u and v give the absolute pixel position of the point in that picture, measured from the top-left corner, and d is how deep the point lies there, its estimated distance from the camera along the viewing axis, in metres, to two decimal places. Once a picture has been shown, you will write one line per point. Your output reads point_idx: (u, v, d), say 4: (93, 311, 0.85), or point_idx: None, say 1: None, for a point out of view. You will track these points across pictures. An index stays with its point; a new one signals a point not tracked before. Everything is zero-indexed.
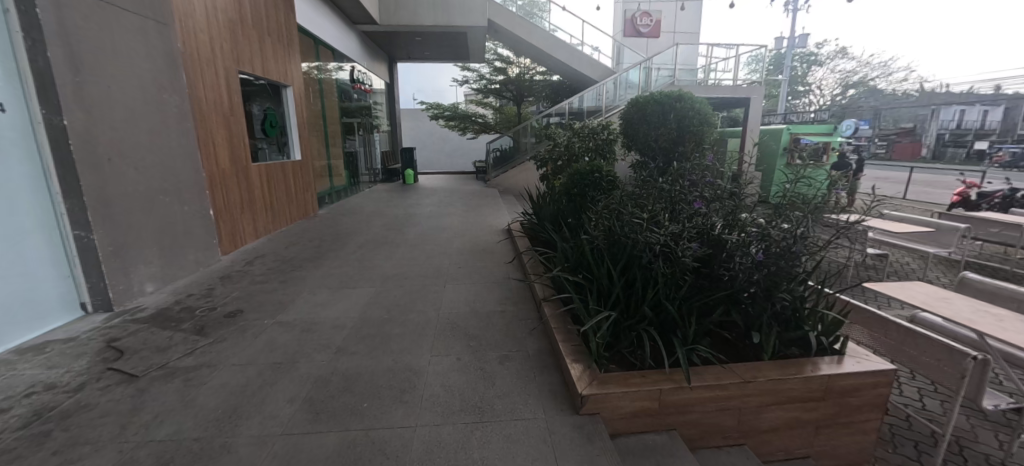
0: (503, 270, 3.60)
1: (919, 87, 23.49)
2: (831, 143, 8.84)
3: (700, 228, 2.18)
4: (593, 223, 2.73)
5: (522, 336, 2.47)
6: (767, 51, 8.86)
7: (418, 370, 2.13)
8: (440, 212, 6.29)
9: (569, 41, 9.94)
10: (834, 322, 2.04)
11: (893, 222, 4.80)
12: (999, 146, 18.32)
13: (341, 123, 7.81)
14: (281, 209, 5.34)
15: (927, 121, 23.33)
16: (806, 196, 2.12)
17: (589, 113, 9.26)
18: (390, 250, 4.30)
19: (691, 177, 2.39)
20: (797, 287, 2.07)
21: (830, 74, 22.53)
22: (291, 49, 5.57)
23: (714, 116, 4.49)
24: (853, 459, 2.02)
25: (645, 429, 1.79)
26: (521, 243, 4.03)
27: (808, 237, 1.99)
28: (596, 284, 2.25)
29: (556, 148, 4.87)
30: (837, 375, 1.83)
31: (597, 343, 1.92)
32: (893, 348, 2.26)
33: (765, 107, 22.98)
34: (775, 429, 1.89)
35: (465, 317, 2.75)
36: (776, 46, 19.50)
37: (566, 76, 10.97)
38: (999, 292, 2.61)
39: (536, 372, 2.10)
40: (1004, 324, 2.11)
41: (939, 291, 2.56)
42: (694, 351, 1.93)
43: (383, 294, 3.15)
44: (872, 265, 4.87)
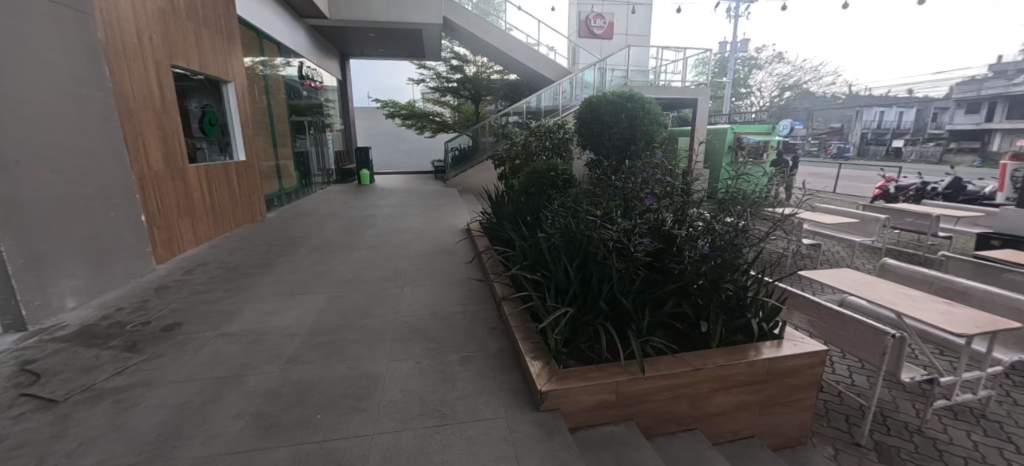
0: (463, 270, 3.57)
1: (846, 90, 25.70)
2: (770, 141, 9.48)
3: (651, 224, 2.25)
4: (550, 221, 2.75)
5: (482, 336, 2.46)
6: (712, 54, 9.36)
7: (377, 376, 2.06)
8: (399, 213, 6.14)
9: (526, 41, 10.03)
10: (774, 309, 2.17)
11: (824, 214, 5.21)
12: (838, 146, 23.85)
13: (290, 122, 7.44)
14: (224, 213, 5.00)
15: (852, 121, 25.60)
16: (747, 191, 2.25)
17: (547, 112, 9.36)
18: (346, 253, 4.15)
19: (642, 174, 2.47)
20: (740, 277, 2.19)
21: (769, 77, 24.14)
22: (231, 43, 5.23)
23: (663, 115, 4.66)
24: (794, 435, 2.17)
25: (604, 421, 1.84)
26: (480, 242, 4.01)
27: (748, 230, 2.12)
28: (553, 281, 2.26)
29: (514, 147, 4.90)
30: (777, 359, 1.95)
31: (556, 339, 1.94)
32: (825, 330, 2.44)
33: (712, 107, 24.26)
34: (723, 413, 1.99)
35: (425, 319, 2.70)
36: (720, 50, 20.64)
37: (523, 76, 11.05)
38: (912, 276, 2.90)
39: (496, 372, 2.10)
40: (917, 304, 2.35)
41: (861, 276, 2.81)
42: (648, 342, 1.99)
43: (338, 299, 3.04)
44: (808, 254, 5.26)
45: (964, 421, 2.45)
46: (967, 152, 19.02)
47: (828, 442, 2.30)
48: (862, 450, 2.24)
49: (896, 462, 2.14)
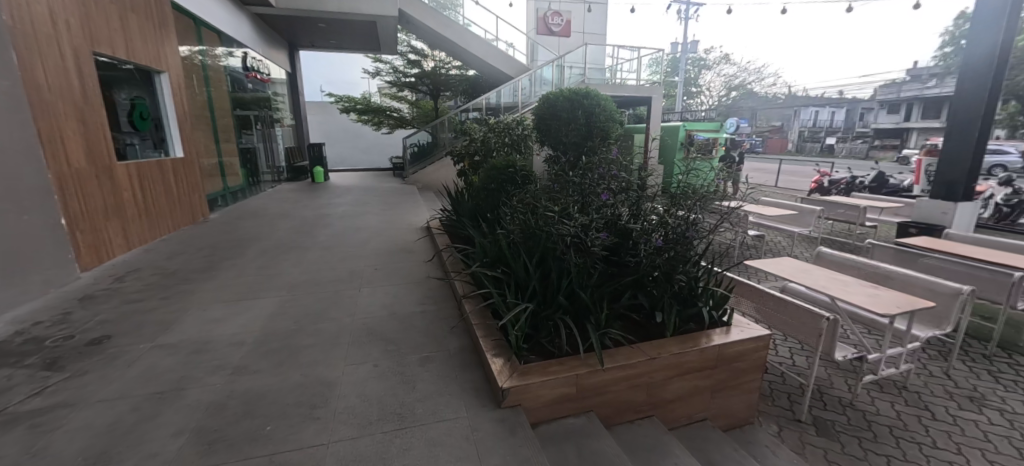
0: (423, 269, 3.50)
1: (785, 91, 27.59)
2: (718, 138, 9.98)
3: (608, 219, 2.30)
4: (510, 217, 2.74)
5: (443, 336, 2.42)
6: (664, 54, 9.72)
7: (332, 381, 1.97)
8: (355, 211, 5.93)
9: (484, 36, 9.95)
10: (723, 297, 2.27)
11: (767, 207, 5.56)
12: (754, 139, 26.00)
13: (234, 116, 6.97)
14: (160, 214, 4.61)
15: (791, 120, 27.52)
16: (697, 186, 2.36)
17: (507, 109, 9.33)
18: (299, 254, 3.96)
19: (599, 170, 2.51)
20: (691, 268, 2.28)
21: (717, 77, 25.46)
22: (163, 30, 4.82)
23: (618, 112, 4.77)
24: (742, 415, 2.29)
25: (565, 414, 1.86)
26: (440, 239, 3.95)
27: (698, 223, 2.21)
28: (513, 277, 2.26)
29: (473, 143, 4.85)
30: (726, 344, 2.06)
31: (516, 336, 1.94)
32: (768, 316, 2.61)
33: (665, 106, 25.24)
34: (678, 399, 2.07)
35: (383, 321, 2.61)
36: (672, 51, 21.51)
37: (482, 71, 10.97)
38: (842, 262, 3.15)
39: (458, 371, 2.07)
40: (848, 288, 2.55)
41: (800, 264, 3.01)
42: (606, 335, 2.03)
43: (291, 303, 2.88)
44: (753, 245, 5.60)
45: (888, 393, 2.69)
46: (889, 149, 21.55)
47: (772, 420, 2.46)
48: (803, 425, 2.41)
49: (831, 434, 2.32)
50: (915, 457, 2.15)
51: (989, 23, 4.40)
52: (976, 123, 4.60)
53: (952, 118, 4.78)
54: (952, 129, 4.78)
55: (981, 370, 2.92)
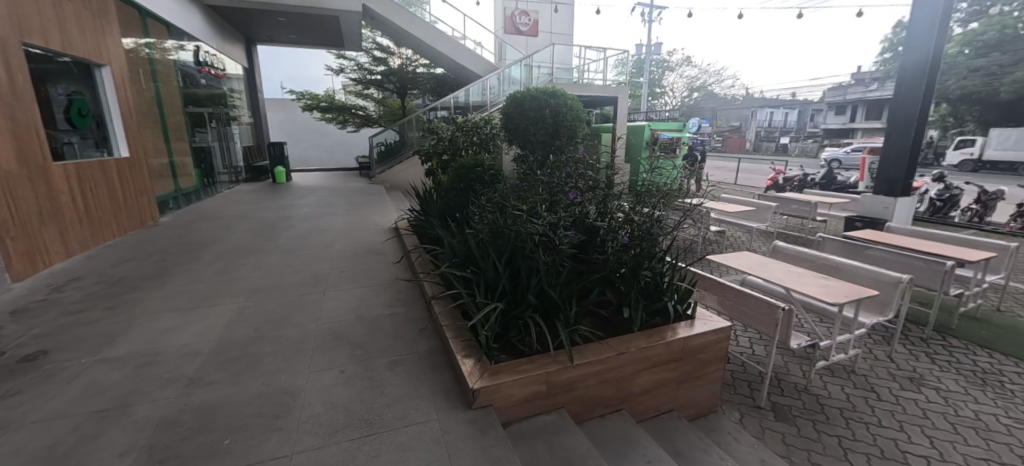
0: (391, 271, 3.42)
1: (743, 92, 28.89)
2: (681, 138, 10.32)
3: (575, 217, 2.33)
4: (479, 216, 2.72)
5: (412, 338, 2.38)
6: (629, 56, 9.95)
7: (296, 390, 1.89)
8: (319, 212, 5.73)
9: (451, 34, 9.87)
10: (686, 291, 2.35)
11: (727, 204, 5.80)
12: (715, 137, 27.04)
13: (186, 114, 6.58)
14: (104, 219, 4.28)
15: (749, 121, 28.88)
16: (661, 184, 2.43)
17: (475, 108, 9.26)
18: (259, 258, 3.78)
19: (566, 169, 2.54)
20: (657, 264, 2.34)
21: (679, 79, 26.37)
22: (104, 20, 4.49)
23: (584, 112, 4.85)
24: (706, 405, 2.38)
25: (536, 413, 1.86)
26: (409, 240, 3.88)
27: (662, 220, 2.28)
28: (482, 277, 2.24)
29: (441, 142, 4.78)
30: (690, 337, 2.13)
31: (486, 335, 1.93)
32: (729, 308, 2.71)
33: (631, 105, 25.86)
34: (646, 392, 2.12)
35: (349, 325, 2.53)
36: (637, 53, 22.08)
37: (450, 70, 10.86)
38: (796, 256, 3.32)
39: (428, 373, 2.03)
40: (801, 280, 2.70)
41: (757, 258, 3.16)
42: (576, 331, 2.05)
43: (251, 309, 2.75)
44: (715, 240, 5.83)
45: (839, 377, 2.87)
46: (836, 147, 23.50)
47: (735, 408, 2.56)
48: (763, 411, 2.52)
49: (789, 419, 2.45)
50: (862, 436, 2.30)
51: (921, 33, 4.77)
52: (911, 124, 4.98)
53: (891, 119, 5.14)
54: (891, 129, 5.15)
55: (919, 352, 3.16)
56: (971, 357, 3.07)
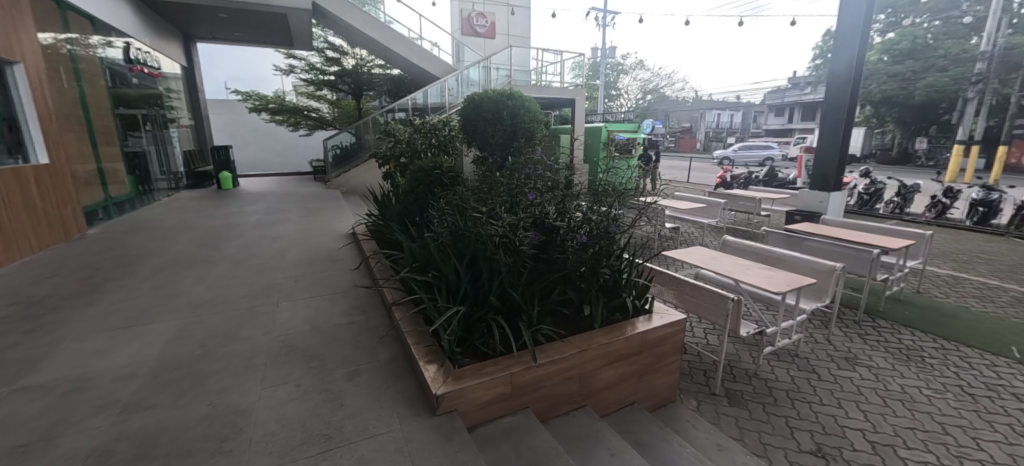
0: (349, 278, 3.31)
1: (692, 95, 30.38)
2: (637, 139, 10.68)
3: (535, 217, 2.34)
4: (438, 219, 2.68)
5: (372, 346, 2.31)
6: (585, 59, 10.20)
7: (248, 408, 1.78)
8: (271, 219, 5.44)
9: (408, 35, 9.70)
10: (644, 287, 2.43)
11: (680, 202, 6.06)
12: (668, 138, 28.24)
13: (116, 115, 6.06)
14: (19, 232, 3.84)
15: (698, 122, 30.45)
16: (617, 184, 2.51)
17: (434, 109, 9.12)
18: (204, 270, 3.53)
19: (525, 170, 2.56)
20: (615, 261, 2.41)
21: (633, 82, 27.39)
22: (15, 13, 4.03)
23: (542, 114, 4.90)
24: (665, 395, 2.47)
25: (500, 414, 1.86)
26: (367, 246, 3.76)
27: (619, 219, 2.35)
28: (444, 280, 2.21)
29: (398, 145, 4.70)
30: (648, 331, 2.20)
31: (449, 339, 1.90)
32: (684, 301, 2.83)
33: (588, 107, 26.51)
34: (608, 386, 2.17)
35: (305, 336, 2.42)
36: (593, 56, 22.68)
37: (408, 71, 10.67)
38: (744, 249, 3.50)
39: (389, 381, 1.98)
40: (748, 272, 2.87)
41: (709, 252, 3.32)
42: (538, 331, 2.07)
43: (195, 325, 2.56)
44: (670, 236, 6.08)
45: (784, 360, 3.07)
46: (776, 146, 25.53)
47: (692, 397, 2.67)
48: (717, 398, 2.65)
49: (741, 403, 2.59)
50: (807, 415, 2.47)
51: (847, 41, 5.20)
52: (840, 125, 5.43)
53: (824, 119, 5.58)
54: (823, 130, 5.59)
55: (853, 334, 3.44)
56: (896, 336, 3.39)
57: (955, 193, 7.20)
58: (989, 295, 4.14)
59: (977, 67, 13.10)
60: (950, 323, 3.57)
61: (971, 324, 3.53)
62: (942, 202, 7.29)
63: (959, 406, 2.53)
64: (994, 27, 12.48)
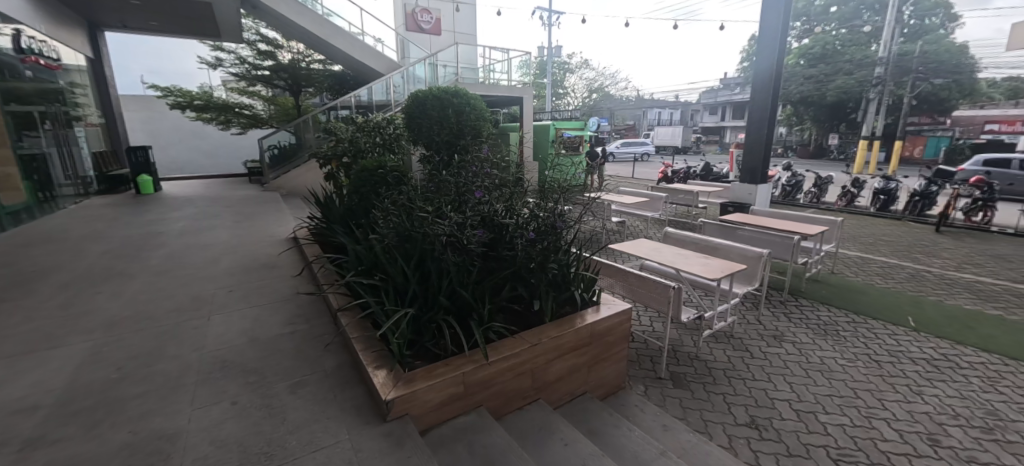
0: (290, 286, 3.13)
1: (635, 94, 31.79)
2: (583, 136, 10.99)
3: (483, 215, 2.34)
4: (383, 220, 2.60)
5: (316, 356, 2.20)
6: (532, 58, 10.33)
7: (177, 431, 1.62)
8: (200, 226, 5.02)
9: (349, 29, 9.31)
10: (591, 279, 2.50)
11: (626, 197, 6.30)
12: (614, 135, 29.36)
13: (7, 113, 5.30)
14: None
15: (641, 120, 31.96)
16: (563, 181, 2.57)
17: (379, 107, 8.81)
18: (121, 285, 3.18)
19: (472, 168, 2.55)
20: (563, 256, 2.46)
21: (579, 81, 28.13)
22: None
23: (488, 111, 4.90)
24: (615, 383, 2.56)
25: (454, 415, 1.84)
26: (310, 250, 3.58)
27: (565, 215, 2.41)
28: (391, 283, 2.15)
29: (340, 144, 4.51)
30: (597, 322, 2.29)
31: (397, 343, 1.86)
32: (631, 292, 2.95)
33: (537, 105, 26.86)
34: (560, 379, 2.22)
35: (241, 350, 2.25)
36: (540, 55, 22.99)
37: (350, 66, 10.25)
38: (683, 239, 3.70)
39: (336, 391, 1.90)
40: (686, 261, 3.06)
41: (651, 243, 3.49)
42: (490, 329, 2.07)
43: (112, 346, 2.29)
44: (617, 230, 6.32)
45: (721, 341, 3.30)
46: (711, 142, 27.42)
47: (639, 382, 2.80)
48: (662, 381, 2.80)
49: (684, 384, 2.76)
50: (741, 390, 2.68)
51: (769, 42, 5.63)
52: (765, 123, 5.90)
53: (752, 118, 6.03)
54: (751, 127, 6.05)
55: (780, 313, 3.77)
56: (815, 312, 3.76)
57: (862, 183, 8.09)
58: (889, 272, 4.71)
59: (877, 71, 14.75)
60: (858, 298, 4.02)
61: (875, 299, 4.00)
62: (852, 192, 8.17)
63: (867, 371, 2.86)
64: (889, 36, 14.14)
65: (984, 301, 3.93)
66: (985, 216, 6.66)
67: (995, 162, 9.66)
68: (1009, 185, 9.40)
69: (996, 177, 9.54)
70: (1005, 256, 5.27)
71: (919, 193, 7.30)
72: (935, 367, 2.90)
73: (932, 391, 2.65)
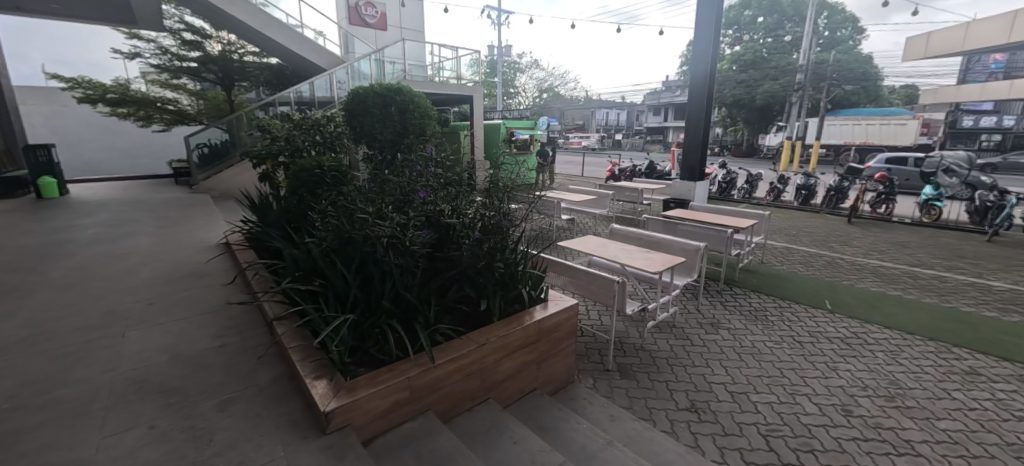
0: (220, 296, 2.91)
1: (583, 94, 32.84)
2: (533, 135, 11.16)
3: (428, 215, 2.31)
4: (322, 223, 2.49)
5: (249, 370, 2.06)
6: (481, 57, 10.32)
7: (83, 463, 1.45)
8: (116, 233, 4.55)
9: (286, 21, 8.82)
10: (538, 277, 2.54)
11: (574, 195, 6.47)
12: (564, 135, 30.11)
13: None
14: None
15: (590, 120, 33.04)
16: (508, 180, 2.59)
17: (321, 104, 8.40)
18: (16, 302, 2.80)
19: (416, 167, 2.50)
20: (510, 254, 2.49)
21: (529, 81, 28.58)
22: None
23: (433, 109, 4.86)
24: (564, 378, 2.62)
25: (400, 421, 1.80)
26: (244, 257, 3.36)
27: (510, 214, 2.43)
28: (330, 288, 2.06)
29: (275, 142, 4.22)
30: (544, 318, 2.32)
31: (337, 350, 1.78)
32: (579, 287, 3.02)
33: (488, 104, 26.95)
34: (509, 377, 2.24)
35: (163, 367, 2.07)
36: (490, 54, 23.08)
37: (287, 59, 9.69)
38: (627, 235, 3.83)
39: (271, 406, 1.79)
40: (631, 255, 3.19)
41: (597, 240, 3.59)
42: (436, 331, 2.05)
43: (2, 371, 2.01)
44: (566, 227, 6.48)
45: (664, 331, 3.47)
46: (655, 142, 28.78)
47: (588, 375, 2.88)
48: (610, 373, 2.90)
49: (630, 375, 2.87)
50: (682, 377, 2.83)
51: (705, 48, 5.96)
52: (701, 124, 6.28)
53: (690, 118, 6.38)
54: (690, 128, 6.39)
55: (717, 302, 4.03)
56: (747, 300, 4.05)
57: (786, 180, 8.83)
58: (809, 260, 5.19)
59: (798, 78, 16.11)
60: (783, 285, 4.39)
61: (797, 285, 4.39)
62: (778, 188, 8.89)
63: (791, 352, 3.13)
64: (808, 46, 15.53)
65: (887, 284, 4.42)
66: (887, 208, 7.49)
67: (895, 160, 10.89)
68: (906, 180, 10.65)
69: (896, 173, 10.77)
70: (903, 243, 5.95)
71: (834, 188, 8.08)
72: (848, 345, 3.23)
73: (846, 366, 2.94)
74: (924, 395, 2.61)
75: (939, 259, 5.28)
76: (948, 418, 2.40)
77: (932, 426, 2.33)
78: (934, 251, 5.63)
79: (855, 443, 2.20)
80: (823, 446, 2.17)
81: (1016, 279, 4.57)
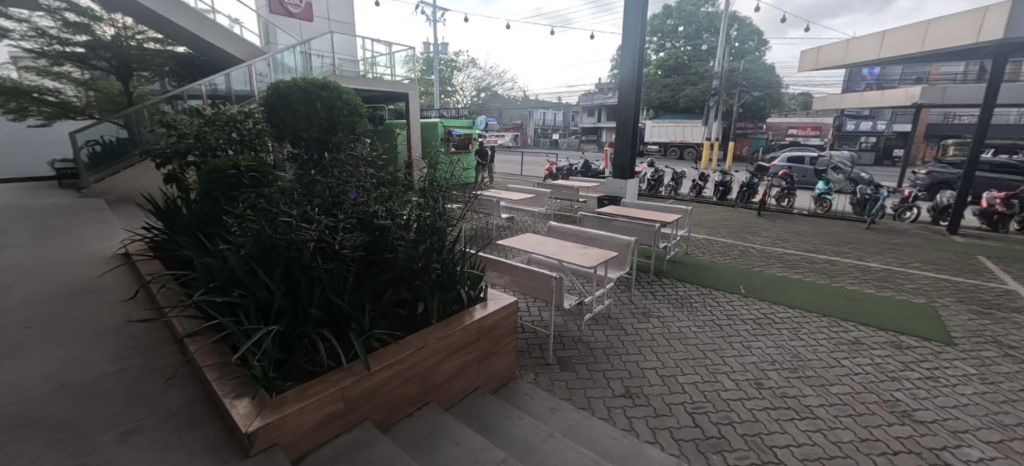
0: (117, 314, 2.57)
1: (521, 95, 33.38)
2: (471, 134, 11.14)
3: (360, 217, 2.21)
4: (239, 228, 2.29)
5: (156, 394, 1.85)
6: (416, 54, 10.12)
7: None
8: None
9: (195, 6, 8.01)
10: (477, 277, 2.55)
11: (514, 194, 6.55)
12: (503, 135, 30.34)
13: None
14: None
15: (528, 120, 33.70)
16: (444, 180, 2.57)
17: (239, 98, 7.72)
18: None
19: (346, 166, 2.40)
20: (447, 255, 2.47)
21: (466, 80, 28.50)
22: None
23: (364, 107, 4.68)
24: (505, 374, 2.64)
25: (335, 434, 1.72)
26: (146, 268, 2.99)
27: (445, 213, 2.42)
28: (251, 299, 1.91)
29: (180, 138, 3.76)
30: (484, 318, 2.34)
31: (262, 365, 1.65)
32: (519, 284, 3.08)
33: (424, 103, 26.44)
34: (449, 379, 2.22)
35: (48, 399, 1.79)
36: (426, 51, 22.64)
37: (197, 47, 8.79)
38: (565, 232, 3.96)
39: (184, 432, 1.62)
40: (567, 251, 3.32)
41: (535, 237, 3.68)
42: (371, 337, 1.97)
43: None
44: (505, 226, 6.55)
45: (600, 323, 3.64)
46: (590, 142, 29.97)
47: (530, 370, 2.95)
48: (550, 366, 2.99)
49: (570, 367, 2.98)
50: (618, 365, 2.99)
51: (631, 53, 6.32)
52: (631, 124, 6.65)
53: (621, 119, 6.73)
54: (621, 129, 6.74)
55: (648, 292, 4.30)
56: (674, 288, 4.37)
57: (706, 177, 9.64)
58: (725, 250, 5.72)
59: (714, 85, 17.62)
60: (703, 274, 4.80)
61: (716, 273, 4.82)
62: (699, 185, 9.68)
63: (712, 334, 3.43)
64: (722, 55, 17.06)
65: (789, 269, 5.00)
66: (789, 201, 8.45)
67: (794, 159, 12.34)
68: (804, 177, 12.11)
69: (796, 171, 12.20)
70: (801, 232, 6.77)
71: (746, 185, 8.98)
72: (758, 324, 3.61)
73: (757, 344, 3.29)
74: (820, 365, 3.00)
75: (828, 245, 6.08)
76: (838, 383, 2.78)
77: (826, 391, 2.69)
78: (825, 238, 6.47)
79: (766, 412, 2.47)
80: (740, 418, 2.41)
81: (886, 260, 5.39)
